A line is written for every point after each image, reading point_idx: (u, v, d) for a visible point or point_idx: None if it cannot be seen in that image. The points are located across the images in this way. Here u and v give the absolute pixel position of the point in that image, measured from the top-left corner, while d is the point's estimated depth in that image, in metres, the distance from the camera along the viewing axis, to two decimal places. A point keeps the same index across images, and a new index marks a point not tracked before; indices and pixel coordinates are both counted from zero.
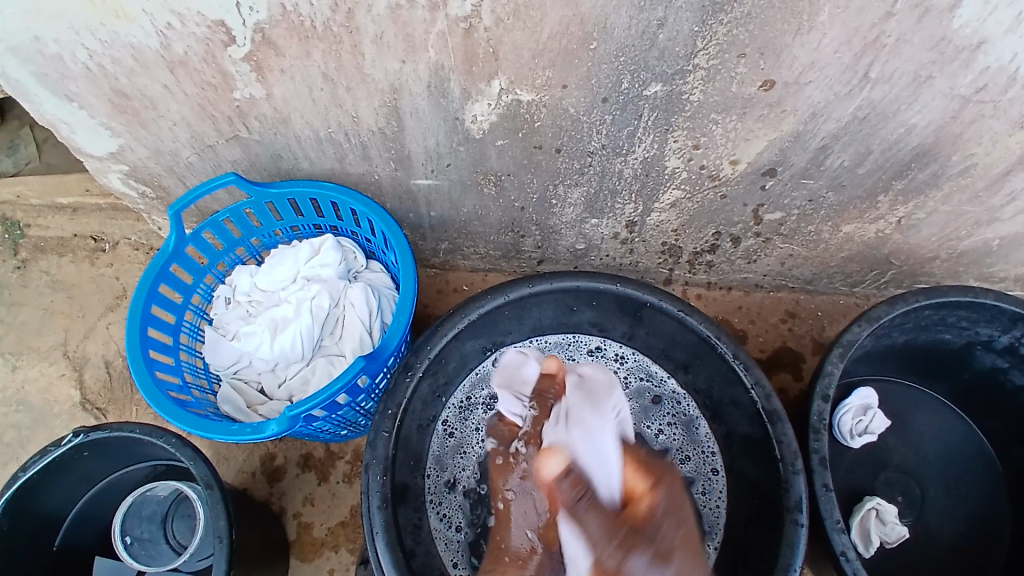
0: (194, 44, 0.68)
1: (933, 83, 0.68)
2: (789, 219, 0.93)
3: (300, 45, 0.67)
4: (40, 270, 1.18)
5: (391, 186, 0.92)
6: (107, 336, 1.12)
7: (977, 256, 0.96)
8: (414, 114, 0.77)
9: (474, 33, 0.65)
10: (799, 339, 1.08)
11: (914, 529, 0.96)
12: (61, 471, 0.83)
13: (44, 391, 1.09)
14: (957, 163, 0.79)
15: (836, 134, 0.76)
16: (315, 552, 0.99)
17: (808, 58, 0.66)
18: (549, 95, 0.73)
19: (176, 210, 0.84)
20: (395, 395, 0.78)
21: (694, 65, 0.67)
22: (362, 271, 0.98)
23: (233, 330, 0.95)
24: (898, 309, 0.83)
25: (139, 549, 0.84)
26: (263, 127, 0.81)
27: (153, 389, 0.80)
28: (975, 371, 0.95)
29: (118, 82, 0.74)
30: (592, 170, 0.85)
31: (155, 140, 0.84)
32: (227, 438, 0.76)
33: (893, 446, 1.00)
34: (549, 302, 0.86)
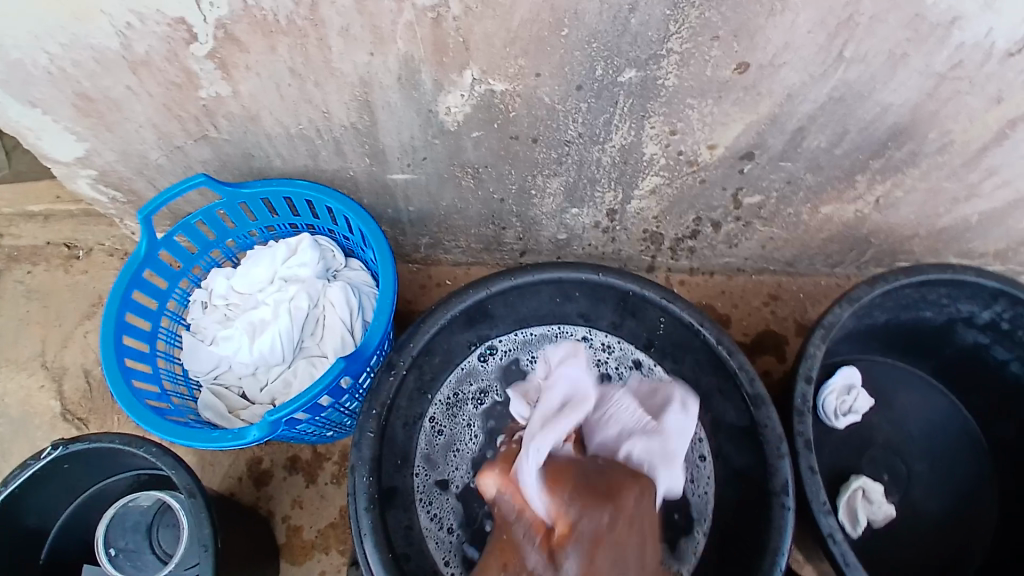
0: (156, 43, 0.66)
1: (908, 61, 0.68)
2: (769, 202, 0.93)
3: (265, 40, 0.66)
4: (13, 279, 1.15)
5: (367, 182, 0.91)
6: (84, 344, 1.10)
7: (955, 232, 0.97)
8: (387, 107, 0.75)
9: (444, 23, 0.63)
10: (782, 321, 1.09)
11: (902, 505, 0.97)
12: (40, 486, 0.82)
13: (22, 403, 1.07)
14: (934, 140, 0.79)
15: (812, 116, 0.76)
16: (306, 554, 0.98)
17: (782, 39, 0.65)
18: (524, 85, 0.72)
19: (145, 214, 0.82)
20: (379, 394, 0.77)
21: (668, 49, 0.66)
22: (342, 270, 0.97)
23: (211, 335, 0.93)
24: (879, 288, 0.83)
25: (125, 561, 0.83)
26: (232, 126, 0.79)
27: (131, 399, 0.79)
28: (957, 347, 0.96)
29: (80, 85, 0.72)
30: (570, 159, 0.84)
31: (122, 143, 0.82)
32: (207, 445, 0.75)
33: (878, 424, 1.00)
34: (536, 293, 0.86)
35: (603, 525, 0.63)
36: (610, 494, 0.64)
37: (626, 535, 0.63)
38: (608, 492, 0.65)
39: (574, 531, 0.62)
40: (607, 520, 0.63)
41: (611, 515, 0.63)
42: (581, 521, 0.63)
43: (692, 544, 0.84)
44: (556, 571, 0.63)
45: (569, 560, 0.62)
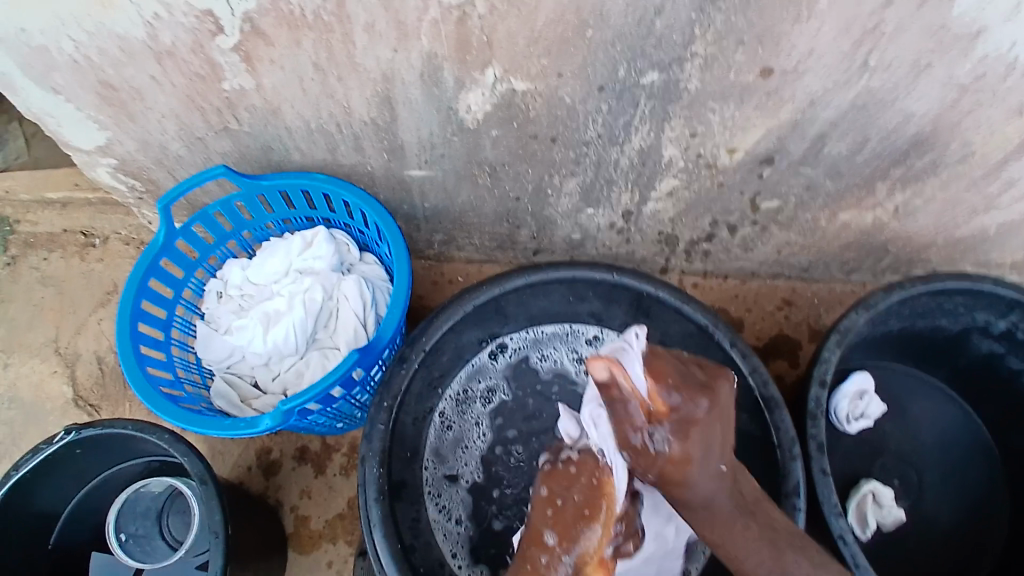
0: (181, 35, 0.66)
1: (932, 71, 0.67)
2: (786, 207, 0.92)
3: (289, 34, 0.66)
4: (30, 265, 1.16)
5: (384, 177, 0.91)
6: (98, 331, 1.11)
7: (972, 243, 0.96)
8: (407, 104, 0.75)
9: (468, 21, 0.63)
10: (795, 327, 1.08)
11: (910, 514, 0.96)
12: (53, 468, 0.82)
13: (36, 387, 1.08)
14: (955, 151, 0.78)
15: (834, 122, 0.75)
16: (313, 544, 0.99)
17: (806, 46, 0.65)
18: (545, 84, 0.71)
19: (164, 203, 0.83)
20: (391, 387, 0.78)
21: (692, 52, 0.66)
22: (356, 263, 0.97)
23: (225, 324, 0.94)
24: (895, 297, 0.83)
25: (134, 545, 0.84)
26: (252, 118, 0.79)
27: (146, 386, 0.80)
28: (971, 358, 0.95)
29: (104, 74, 0.72)
30: (588, 160, 0.84)
31: (142, 132, 0.83)
32: (220, 433, 0.76)
33: (889, 432, 1.00)
34: (548, 293, 0.86)
35: (699, 419, 0.57)
36: (707, 382, 0.59)
37: (718, 426, 0.59)
38: (703, 381, 0.59)
39: (668, 433, 0.57)
40: (703, 411, 0.57)
41: (708, 405, 0.57)
42: (684, 406, 0.57)
43: None
44: (648, 447, 0.57)
45: (667, 435, 0.56)
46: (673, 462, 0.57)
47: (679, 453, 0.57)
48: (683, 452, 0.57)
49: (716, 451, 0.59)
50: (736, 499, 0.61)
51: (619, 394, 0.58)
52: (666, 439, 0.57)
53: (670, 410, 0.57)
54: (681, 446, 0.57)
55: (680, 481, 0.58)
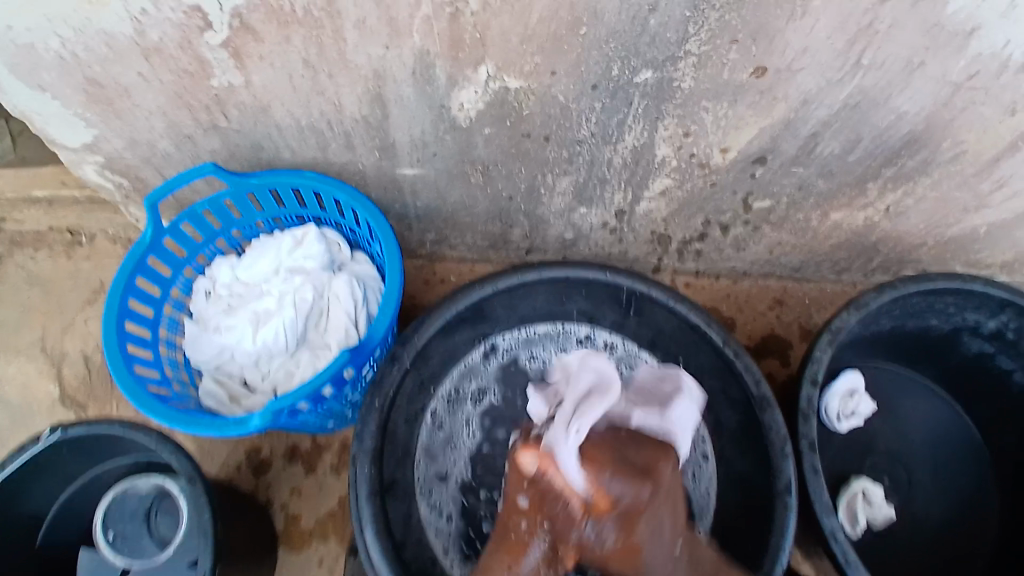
0: (169, 30, 0.65)
1: (926, 70, 0.67)
2: (779, 207, 0.92)
3: (279, 31, 0.65)
4: (16, 264, 1.14)
5: (375, 175, 0.90)
6: (86, 331, 1.10)
7: (963, 243, 0.97)
8: (399, 101, 0.75)
9: (461, 18, 0.63)
10: (787, 326, 1.08)
11: (900, 513, 0.97)
12: (39, 469, 0.81)
13: (22, 389, 1.06)
14: (946, 150, 0.78)
15: (827, 122, 0.75)
16: (303, 541, 0.98)
17: (800, 44, 0.65)
18: (538, 82, 0.71)
19: (153, 200, 0.82)
20: (382, 387, 0.78)
21: (686, 50, 0.66)
22: (347, 262, 0.96)
23: (214, 323, 0.93)
24: (887, 296, 0.83)
25: (122, 546, 0.84)
26: (242, 116, 0.78)
27: (133, 385, 0.78)
28: (961, 357, 0.96)
29: (90, 71, 0.71)
30: (581, 159, 0.84)
31: (130, 130, 0.82)
32: (209, 434, 0.75)
33: (879, 429, 1.00)
34: (538, 293, 0.87)
35: (630, 515, 0.62)
36: (650, 466, 0.64)
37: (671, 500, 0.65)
38: (645, 465, 0.64)
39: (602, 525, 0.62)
40: (646, 497, 0.62)
41: (669, 468, 0.65)
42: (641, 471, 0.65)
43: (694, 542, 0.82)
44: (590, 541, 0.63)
45: (608, 526, 0.62)
46: (619, 552, 0.62)
47: (621, 549, 0.62)
48: None
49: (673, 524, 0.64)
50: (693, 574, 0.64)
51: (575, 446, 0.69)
52: (601, 526, 0.62)
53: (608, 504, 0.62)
54: None
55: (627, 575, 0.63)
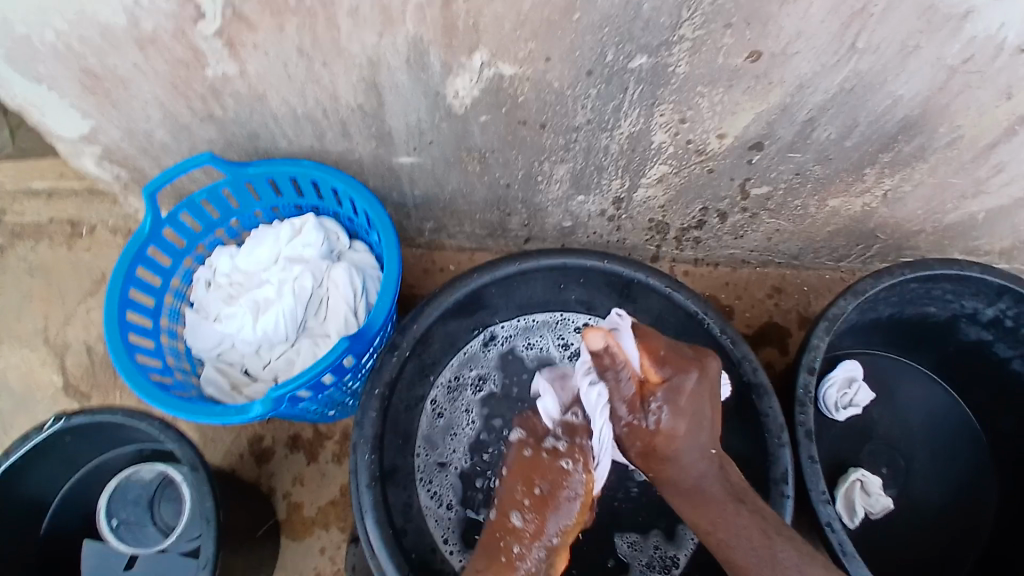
0: (164, 22, 0.66)
1: (921, 53, 0.67)
2: (776, 193, 0.92)
3: (273, 19, 0.65)
4: (17, 255, 1.15)
5: (372, 164, 0.90)
6: (88, 321, 1.10)
7: (961, 229, 0.97)
8: (394, 89, 0.75)
9: (454, 4, 0.63)
10: (785, 313, 1.08)
11: (898, 499, 0.97)
12: (43, 456, 0.82)
13: (24, 377, 1.07)
14: (944, 135, 0.78)
15: (823, 107, 0.75)
16: (306, 530, 0.99)
17: (795, 28, 0.64)
18: (533, 69, 0.71)
19: (151, 190, 0.82)
20: (382, 374, 0.77)
21: (680, 35, 0.66)
22: (346, 251, 0.97)
23: (215, 312, 0.93)
24: (884, 282, 0.83)
25: (126, 532, 0.84)
26: (239, 105, 0.79)
27: (135, 373, 0.79)
28: (959, 344, 0.96)
29: (86, 62, 0.71)
30: (578, 146, 0.84)
31: (126, 120, 0.82)
32: (211, 421, 0.75)
33: (878, 417, 1.00)
34: (532, 282, 0.86)
35: (676, 400, 0.61)
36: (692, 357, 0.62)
37: (704, 401, 0.62)
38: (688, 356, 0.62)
39: (650, 407, 0.61)
40: (690, 387, 0.61)
41: (698, 375, 0.61)
42: (673, 377, 0.61)
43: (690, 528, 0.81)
44: (641, 423, 0.61)
45: (659, 406, 0.60)
46: (662, 439, 0.61)
47: (666, 429, 0.61)
48: (671, 429, 0.61)
49: (704, 432, 0.62)
50: (726, 485, 0.63)
51: (614, 362, 0.61)
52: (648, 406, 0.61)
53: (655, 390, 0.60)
54: (671, 417, 0.60)
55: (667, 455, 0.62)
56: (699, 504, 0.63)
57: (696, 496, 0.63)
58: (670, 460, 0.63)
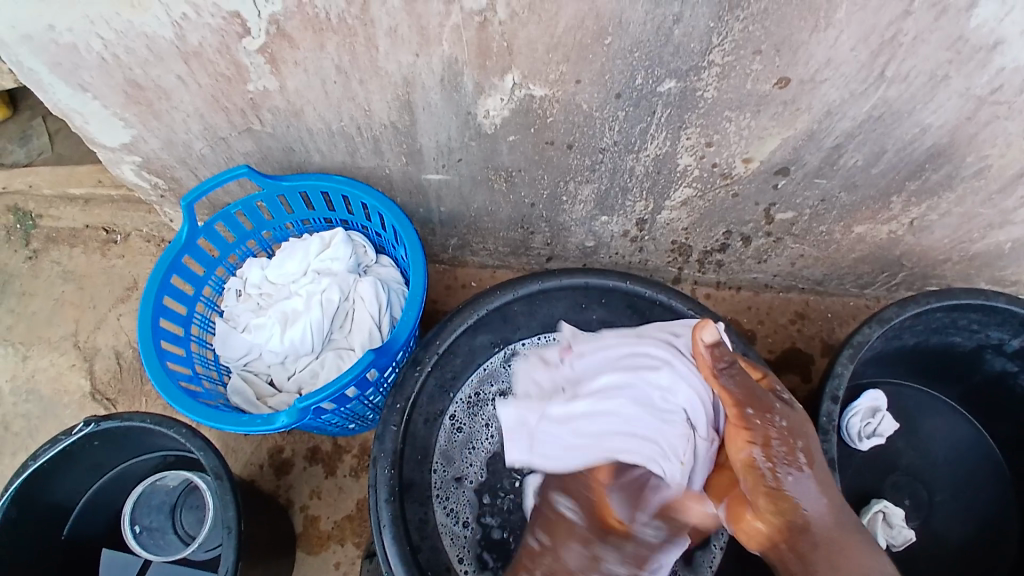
0: (209, 35, 0.68)
1: (949, 83, 0.67)
2: (801, 219, 0.92)
3: (314, 37, 0.67)
4: (51, 261, 1.18)
5: (401, 180, 0.92)
6: (117, 327, 1.13)
7: (988, 259, 0.96)
8: (427, 108, 0.77)
9: (489, 27, 0.64)
10: (808, 340, 1.08)
11: (921, 533, 0.96)
12: (71, 460, 0.84)
13: (52, 380, 1.10)
14: (971, 164, 0.78)
15: (850, 134, 0.75)
16: (321, 544, 0.99)
17: (824, 55, 0.65)
18: (563, 90, 0.72)
19: (189, 201, 0.84)
20: (404, 389, 0.79)
21: (709, 61, 0.67)
22: (372, 266, 0.98)
23: (244, 322, 0.95)
24: (909, 310, 0.82)
25: (147, 538, 0.85)
26: (276, 120, 0.81)
27: (165, 380, 0.81)
28: (985, 375, 0.94)
29: (132, 73, 0.74)
30: (604, 167, 0.85)
31: (167, 131, 0.84)
32: (237, 429, 0.76)
33: (901, 448, 0.99)
34: (557, 301, 0.87)
35: (802, 417, 0.61)
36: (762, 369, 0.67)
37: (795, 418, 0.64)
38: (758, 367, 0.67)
39: (791, 420, 0.59)
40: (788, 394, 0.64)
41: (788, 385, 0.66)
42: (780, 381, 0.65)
43: (708, 557, 0.81)
44: (782, 412, 0.59)
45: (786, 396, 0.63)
46: (806, 434, 0.59)
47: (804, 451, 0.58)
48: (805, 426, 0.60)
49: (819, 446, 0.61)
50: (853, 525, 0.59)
51: (727, 359, 0.60)
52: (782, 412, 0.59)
53: (775, 387, 0.63)
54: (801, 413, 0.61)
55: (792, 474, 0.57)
56: (841, 560, 0.55)
57: (839, 546, 0.56)
58: (805, 498, 0.57)
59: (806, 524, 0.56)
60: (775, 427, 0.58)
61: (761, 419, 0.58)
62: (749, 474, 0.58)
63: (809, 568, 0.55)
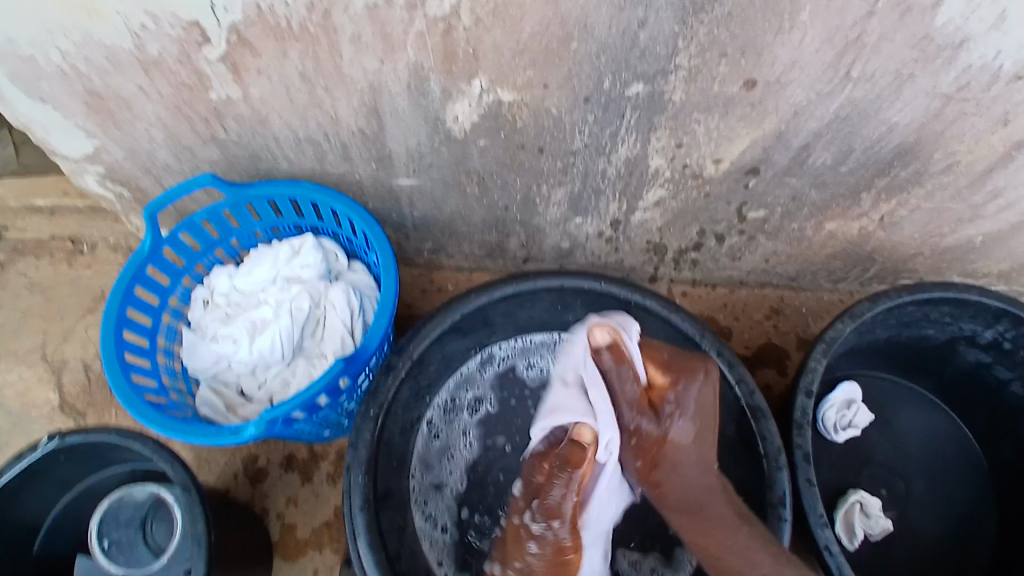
0: (168, 45, 0.67)
1: (916, 82, 0.68)
2: (773, 217, 0.93)
3: (276, 45, 0.66)
4: (17, 272, 1.16)
5: (372, 186, 0.91)
6: (85, 338, 1.11)
7: (959, 253, 0.97)
8: (394, 114, 0.76)
9: (454, 32, 0.64)
10: (784, 336, 1.08)
11: (897, 524, 0.97)
12: (39, 477, 0.82)
13: (22, 396, 1.07)
14: (939, 161, 0.79)
15: (818, 133, 0.76)
16: (299, 552, 0.98)
17: (790, 57, 0.65)
18: (531, 95, 0.72)
19: (151, 211, 0.83)
20: (378, 395, 0.78)
21: (676, 64, 0.67)
22: (344, 271, 0.97)
23: (211, 331, 0.93)
24: (880, 306, 0.83)
25: (116, 553, 0.82)
26: (240, 127, 0.80)
27: (130, 394, 0.79)
28: (956, 367, 0.96)
29: (91, 83, 0.72)
30: (576, 169, 0.85)
31: (129, 141, 0.83)
32: (205, 442, 0.75)
33: (877, 441, 1.00)
34: (535, 301, 0.86)
35: (681, 418, 0.63)
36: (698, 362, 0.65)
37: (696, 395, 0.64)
38: (692, 363, 0.65)
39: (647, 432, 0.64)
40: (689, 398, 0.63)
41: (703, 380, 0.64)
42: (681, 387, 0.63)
43: (688, 554, 0.82)
44: (653, 427, 0.64)
45: (672, 409, 0.64)
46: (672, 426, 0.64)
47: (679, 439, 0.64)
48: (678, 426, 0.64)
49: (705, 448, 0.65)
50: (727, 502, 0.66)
51: (616, 363, 0.63)
52: (676, 423, 0.64)
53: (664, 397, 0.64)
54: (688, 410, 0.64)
55: (671, 463, 0.65)
56: (694, 527, 0.65)
57: (690, 512, 0.65)
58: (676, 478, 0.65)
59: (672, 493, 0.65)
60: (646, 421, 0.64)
61: (631, 420, 0.64)
62: (629, 448, 0.66)
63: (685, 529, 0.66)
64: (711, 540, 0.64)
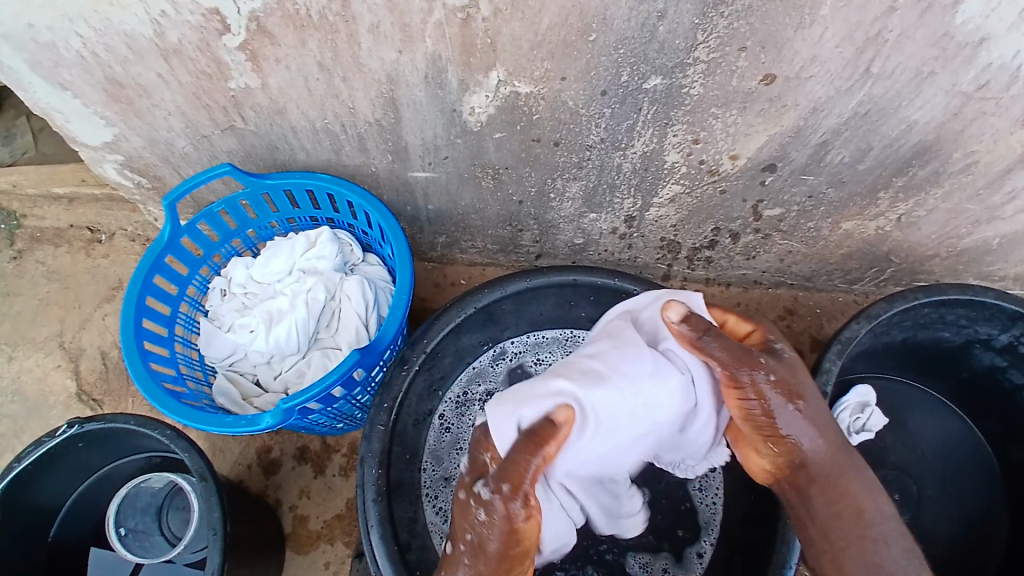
0: (188, 33, 0.67)
1: (936, 79, 0.67)
2: (789, 215, 0.92)
3: (295, 34, 0.66)
4: (35, 260, 1.17)
5: (388, 178, 0.91)
6: (102, 327, 1.12)
7: (976, 254, 0.96)
8: (411, 105, 0.76)
9: (472, 23, 0.64)
10: (798, 336, 1.08)
11: (910, 526, 0.96)
12: (56, 462, 0.83)
13: (38, 382, 1.09)
14: (958, 160, 0.78)
15: (837, 130, 0.75)
16: (310, 544, 0.99)
17: (809, 52, 0.65)
18: (548, 88, 0.72)
19: (170, 200, 0.83)
20: (391, 388, 0.77)
21: (694, 58, 0.66)
22: (359, 264, 0.98)
23: (228, 322, 0.94)
24: (898, 306, 0.82)
25: (132, 541, 0.83)
26: (258, 117, 0.80)
27: (148, 381, 0.80)
28: (973, 370, 0.95)
29: (112, 70, 0.73)
30: (591, 164, 0.84)
31: (149, 130, 0.83)
32: (221, 430, 0.76)
33: (890, 443, 0.99)
34: (545, 297, 0.86)
35: (794, 362, 0.60)
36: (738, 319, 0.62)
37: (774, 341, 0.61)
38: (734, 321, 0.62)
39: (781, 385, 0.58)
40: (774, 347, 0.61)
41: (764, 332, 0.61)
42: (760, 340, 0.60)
43: (698, 551, 0.83)
44: (772, 382, 0.58)
45: (776, 352, 0.60)
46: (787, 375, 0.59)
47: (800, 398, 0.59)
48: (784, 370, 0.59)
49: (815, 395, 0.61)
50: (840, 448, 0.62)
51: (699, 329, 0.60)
52: (790, 368, 0.59)
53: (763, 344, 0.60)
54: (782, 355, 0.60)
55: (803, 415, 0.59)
56: (834, 494, 0.60)
57: (831, 479, 0.60)
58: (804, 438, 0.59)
59: (803, 461, 0.59)
60: (766, 382, 0.58)
61: (752, 381, 0.57)
62: (745, 419, 0.59)
63: (817, 497, 0.60)
64: (849, 496, 0.61)
